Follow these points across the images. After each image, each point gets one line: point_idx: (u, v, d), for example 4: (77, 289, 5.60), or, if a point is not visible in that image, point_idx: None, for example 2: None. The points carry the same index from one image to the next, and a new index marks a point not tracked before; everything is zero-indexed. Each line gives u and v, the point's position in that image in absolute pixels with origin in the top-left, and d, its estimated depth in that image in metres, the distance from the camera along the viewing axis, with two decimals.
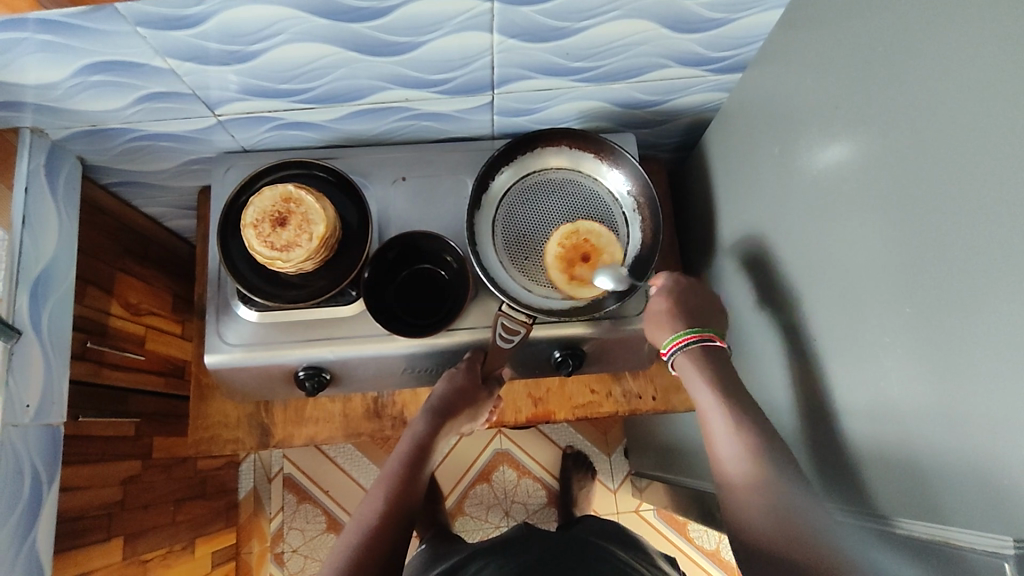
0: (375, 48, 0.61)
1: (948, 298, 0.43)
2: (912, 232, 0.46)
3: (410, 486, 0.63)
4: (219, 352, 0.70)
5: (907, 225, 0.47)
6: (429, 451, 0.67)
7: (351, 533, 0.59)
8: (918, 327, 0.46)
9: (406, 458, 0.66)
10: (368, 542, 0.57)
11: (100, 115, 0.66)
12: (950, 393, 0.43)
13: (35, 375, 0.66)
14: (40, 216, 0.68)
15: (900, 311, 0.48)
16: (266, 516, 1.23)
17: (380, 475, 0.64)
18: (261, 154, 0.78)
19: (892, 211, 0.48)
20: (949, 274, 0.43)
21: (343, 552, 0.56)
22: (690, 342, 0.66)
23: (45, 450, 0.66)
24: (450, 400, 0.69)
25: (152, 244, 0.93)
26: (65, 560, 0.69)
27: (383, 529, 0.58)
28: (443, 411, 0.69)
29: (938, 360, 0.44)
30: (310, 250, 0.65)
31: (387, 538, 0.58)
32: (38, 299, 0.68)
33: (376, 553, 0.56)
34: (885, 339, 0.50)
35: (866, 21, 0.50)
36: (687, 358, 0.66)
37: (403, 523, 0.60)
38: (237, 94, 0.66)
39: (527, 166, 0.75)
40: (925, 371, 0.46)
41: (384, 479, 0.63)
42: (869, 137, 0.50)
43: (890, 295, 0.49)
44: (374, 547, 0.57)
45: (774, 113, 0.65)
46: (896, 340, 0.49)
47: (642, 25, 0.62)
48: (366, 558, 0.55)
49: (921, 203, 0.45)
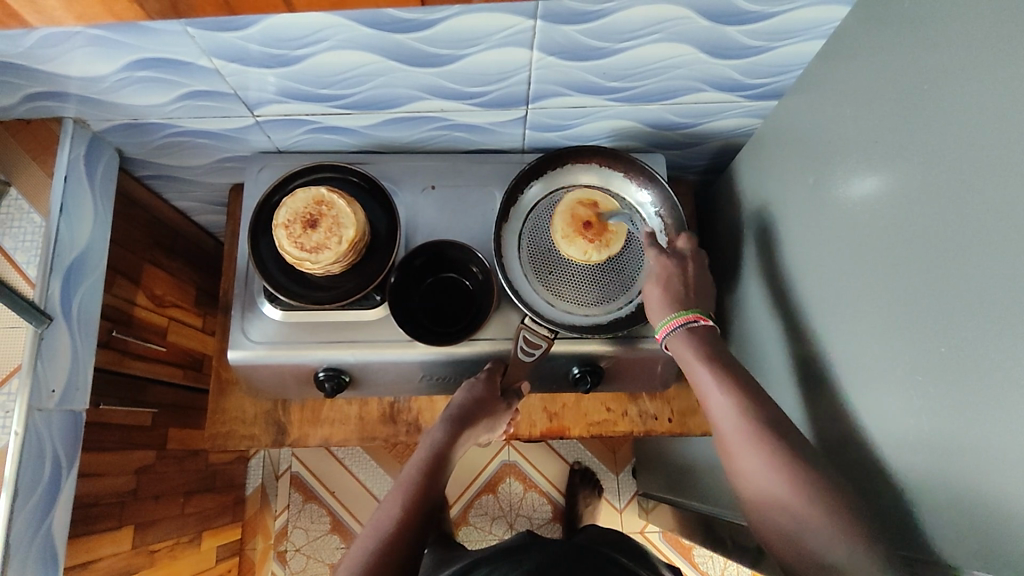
0: (416, 59, 0.62)
1: (978, 338, 0.43)
2: (944, 268, 0.46)
3: (425, 494, 0.62)
4: (242, 347, 0.71)
5: (939, 263, 0.46)
6: (445, 459, 0.67)
7: (367, 538, 0.58)
8: (947, 365, 0.46)
9: (423, 465, 0.65)
10: (383, 551, 0.57)
11: (142, 110, 0.68)
12: (977, 434, 0.43)
13: (62, 360, 0.67)
14: (77, 204, 0.70)
15: (930, 348, 0.47)
16: (272, 513, 1.23)
17: (396, 482, 0.64)
18: (294, 155, 0.79)
19: (925, 246, 0.48)
20: (980, 313, 0.43)
21: (359, 558, 0.56)
22: (676, 327, 0.65)
23: (66, 435, 0.67)
24: (469, 409, 0.68)
25: (180, 237, 0.95)
26: (78, 545, 0.69)
27: (397, 538, 0.58)
28: (460, 420, 0.68)
29: (966, 401, 0.44)
30: (339, 253, 0.66)
31: (401, 548, 0.58)
32: (69, 286, 0.69)
33: (391, 564, 0.56)
34: (913, 376, 0.49)
35: (909, 58, 0.50)
36: (677, 342, 0.65)
37: (418, 531, 0.60)
38: (276, 95, 0.67)
39: (557, 182, 0.76)
40: (952, 412, 0.45)
41: (401, 487, 0.63)
42: (904, 172, 0.50)
43: (918, 332, 0.49)
44: (389, 558, 0.56)
45: (806, 144, 0.65)
46: (923, 378, 0.48)
47: (680, 48, 0.63)
48: (381, 565, 0.55)
49: (953, 242, 0.45)
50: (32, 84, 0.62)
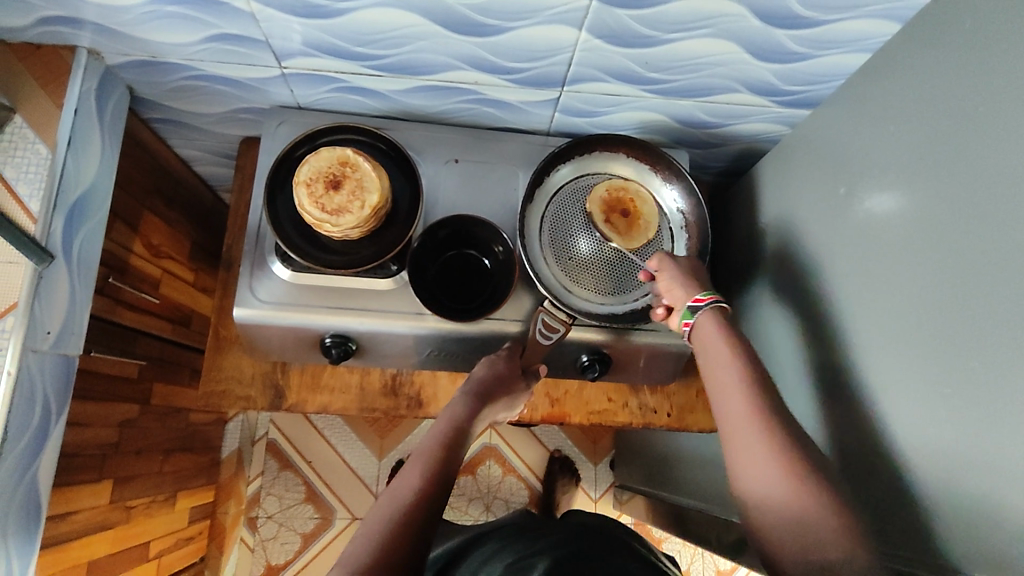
0: (461, 26, 0.60)
1: (982, 352, 0.45)
2: (953, 283, 0.48)
3: (447, 466, 0.58)
4: (248, 305, 0.68)
5: (949, 279, 0.48)
6: (466, 434, 0.63)
7: (385, 504, 0.53)
8: (949, 379, 0.47)
9: (443, 435, 0.61)
10: (406, 517, 0.51)
11: (163, 48, 0.64)
12: (979, 446, 0.44)
13: (59, 302, 0.64)
14: (85, 139, 0.66)
15: (934, 362, 0.49)
16: (246, 479, 1.21)
17: (415, 451, 0.59)
18: (315, 113, 0.77)
19: (936, 262, 0.50)
20: (985, 326, 0.44)
21: (377, 521, 0.51)
22: (705, 305, 0.63)
23: (58, 380, 0.64)
24: (490, 383, 0.66)
25: (180, 187, 0.91)
26: (59, 496, 0.66)
27: (421, 507, 0.52)
28: (482, 393, 0.65)
29: (966, 414, 0.46)
30: (361, 218, 0.64)
31: (426, 516, 0.52)
32: (72, 225, 0.65)
33: (412, 526, 0.51)
34: (910, 387, 0.51)
35: (948, 80, 0.51)
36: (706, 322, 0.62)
37: (442, 497, 0.55)
38: (307, 48, 0.64)
39: (585, 168, 0.75)
40: (950, 425, 0.47)
41: (421, 456, 0.58)
42: (924, 190, 0.52)
43: (921, 343, 0.50)
44: (411, 519, 0.51)
45: (833, 154, 0.66)
46: (926, 391, 0.50)
47: (725, 46, 0.62)
48: (403, 536, 0.50)
49: (967, 259, 0.47)
50: (49, 7, 0.58)
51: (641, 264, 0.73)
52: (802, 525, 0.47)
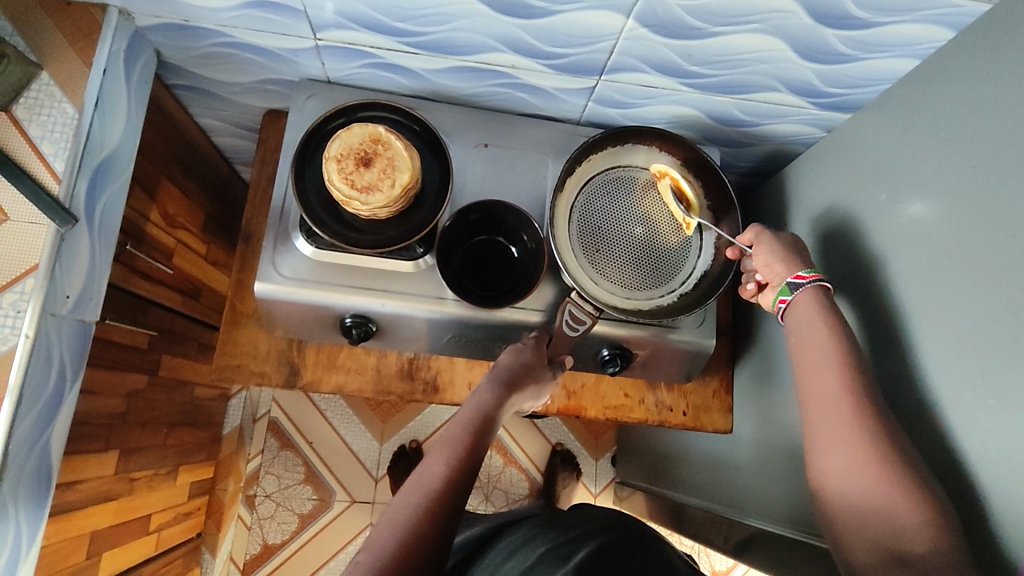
0: (507, 6, 0.59)
1: None
2: (1001, 297, 0.47)
3: (474, 453, 0.56)
4: (270, 280, 0.67)
5: (998, 291, 0.48)
6: (493, 421, 0.61)
7: (410, 490, 0.52)
8: (994, 393, 0.47)
9: (469, 422, 0.60)
10: (431, 506, 0.50)
11: (197, 11, 0.63)
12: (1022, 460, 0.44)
13: (79, 266, 0.62)
14: (111, 101, 0.64)
15: (977, 375, 0.49)
16: (245, 456, 1.20)
17: (441, 436, 0.58)
18: (344, 88, 0.75)
19: (984, 274, 0.49)
20: None
21: (402, 513, 0.50)
22: (807, 283, 0.61)
23: (74, 346, 0.63)
24: (517, 371, 0.65)
25: (198, 157, 0.89)
26: (67, 464, 0.65)
27: (446, 495, 0.52)
28: (509, 382, 0.64)
29: (1010, 428, 0.45)
30: (391, 197, 0.63)
31: (450, 504, 0.51)
32: (95, 188, 0.64)
33: (436, 521, 0.50)
34: (953, 399, 0.51)
35: (1005, 89, 0.50)
36: (803, 301, 0.60)
37: (467, 486, 0.54)
38: (345, 21, 0.63)
39: (616, 160, 0.74)
40: (994, 438, 0.47)
41: (448, 442, 0.57)
42: (972, 201, 0.52)
43: (965, 354, 0.50)
44: (436, 513, 0.50)
45: (873, 160, 0.65)
46: (965, 403, 0.49)
47: (772, 43, 0.61)
48: (428, 524, 0.49)
49: (1018, 272, 0.46)
50: None
51: (670, 261, 0.72)
52: (882, 516, 0.49)
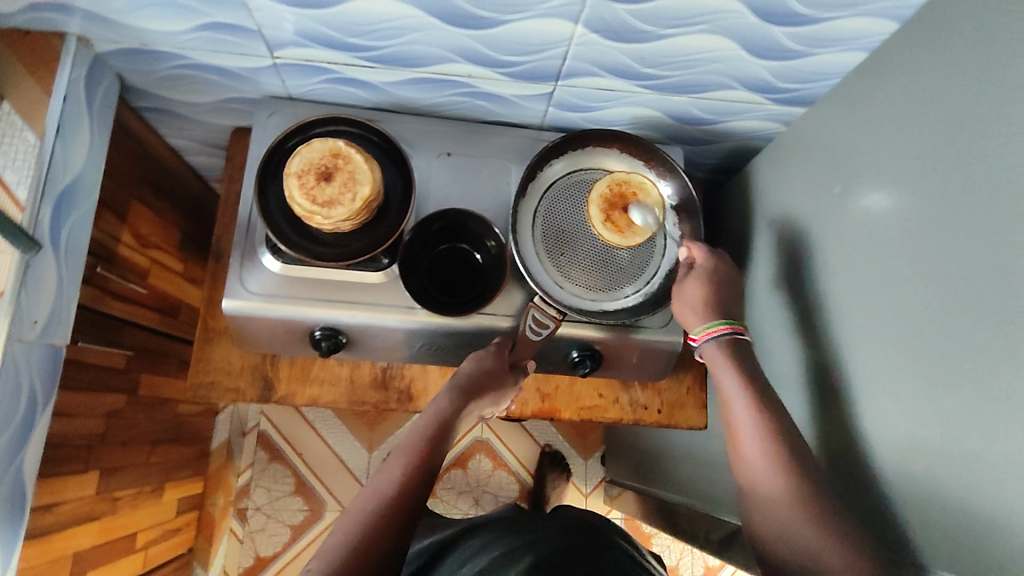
0: (457, 18, 0.60)
1: (974, 355, 0.45)
2: (946, 286, 0.48)
3: (429, 461, 0.58)
4: (238, 297, 0.68)
5: (943, 280, 0.49)
6: (450, 429, 0.62)
7: (364, 499, 0.53)
8: (942, 381, 0.48)
9: (427, 430, 0.61)
10: (383, 514, 0.52)
11: (153, 36, 0.63)
12: (969, 446, 0.45)
13: (46, 291, 0.63)
14: (73, 127, 0.65)
15: (927, 364, 0.49)
16: (235, 470, 1.20)
17: (398, 445, 0.59)
18: (306, 104, 0.76)
19: (930, 263, 0.50)
20: (977, 330, 0.45)
21: (355, 521, 0.51)
22: (719, 334, 0.66)
23: (44, 369, 0.64)
24: (479, 377, 0.65)
25: (170, 177, 0.90)
26: (44, 487, 0.66)
27: (398, 503, 0.53)
28: (470, 388, 0.65)
29: (958, 415, 0.46)
30: (352, 210, 0.63)
31: (402, 512, 0.53)
32: (60, 214, 0.65)
33: (390, 531, 0.51)
34: (904, 387, 0.52)
35: (945, 81, 0.51)
36: (714, 349, 0.66)
37: (421, 493, 0.55)
38: (300, 39, 0.64)
39: (578, 163, 0.75)
40: (943, 425, 0.47)
41: (404, 450, 0.58)
42: (918, 192, 0.52)
43: (916, 344, 0.51)
44: (389, 523, 0.52)
45: (828, 153, 0.66)
46: (917, 391, 0.50)
47: (722, 42, 0.62)
48: (378, 531, 0.50)
49: (959, 261, 0.47)
50: None
51: (635, 261, 0.73)
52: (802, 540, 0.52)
